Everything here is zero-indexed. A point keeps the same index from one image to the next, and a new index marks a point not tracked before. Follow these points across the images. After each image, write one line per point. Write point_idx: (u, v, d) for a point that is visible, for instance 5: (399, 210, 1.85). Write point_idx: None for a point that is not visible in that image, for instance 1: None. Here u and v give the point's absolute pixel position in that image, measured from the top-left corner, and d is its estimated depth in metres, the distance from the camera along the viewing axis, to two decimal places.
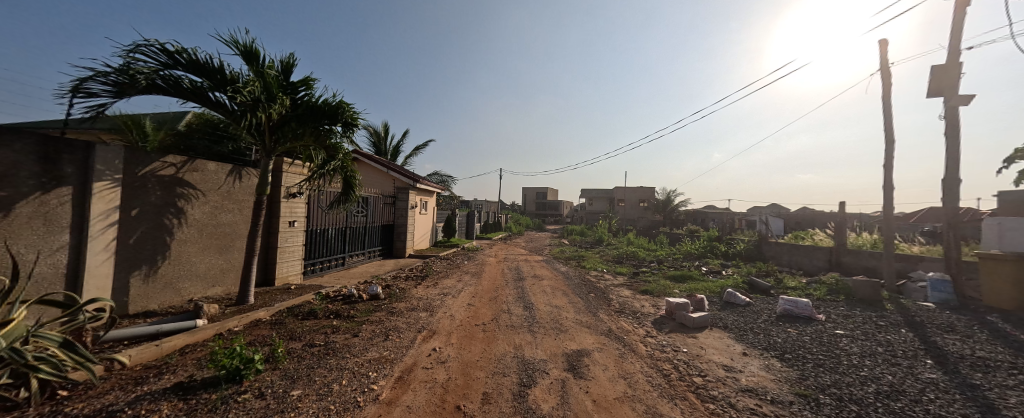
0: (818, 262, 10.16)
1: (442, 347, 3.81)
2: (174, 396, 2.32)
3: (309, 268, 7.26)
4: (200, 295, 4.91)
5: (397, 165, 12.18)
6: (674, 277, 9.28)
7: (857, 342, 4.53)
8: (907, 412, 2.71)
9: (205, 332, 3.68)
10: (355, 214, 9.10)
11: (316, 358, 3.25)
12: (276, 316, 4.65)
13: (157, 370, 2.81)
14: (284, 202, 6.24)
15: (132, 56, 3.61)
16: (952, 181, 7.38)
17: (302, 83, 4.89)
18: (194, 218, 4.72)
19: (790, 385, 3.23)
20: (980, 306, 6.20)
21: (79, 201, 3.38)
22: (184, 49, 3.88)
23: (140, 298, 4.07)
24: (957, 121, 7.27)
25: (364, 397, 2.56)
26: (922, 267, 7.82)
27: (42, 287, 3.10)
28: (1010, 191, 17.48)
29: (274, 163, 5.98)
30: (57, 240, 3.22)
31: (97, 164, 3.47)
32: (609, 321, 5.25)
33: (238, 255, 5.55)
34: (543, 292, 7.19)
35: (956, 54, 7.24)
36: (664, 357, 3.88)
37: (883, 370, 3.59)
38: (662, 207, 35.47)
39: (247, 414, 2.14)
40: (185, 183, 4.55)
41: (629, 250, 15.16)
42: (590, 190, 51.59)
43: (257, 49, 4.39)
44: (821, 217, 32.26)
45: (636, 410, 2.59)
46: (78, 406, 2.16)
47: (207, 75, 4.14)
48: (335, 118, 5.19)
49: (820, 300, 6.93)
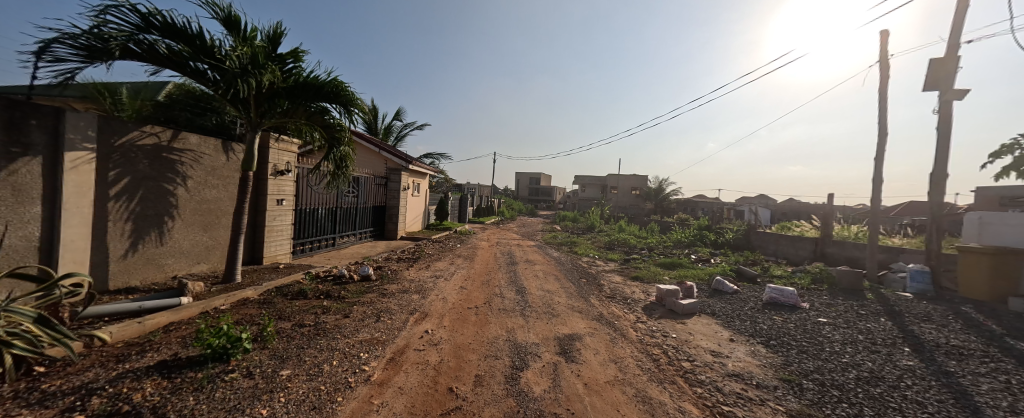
0: (803, 252, 10.39)
1: (434, 329, 3.79)
2: (157, 375, 2.25)
3: (298, 248, 7.14)
4: (184, 272, 4.78)
5: (389, 145, 11.90)
6: (664, 265, 9.41)
7: (839, 330, 4.66)
8: (886, 397, 2.80)
9: (190, 310, 3.60)
10: (346, 194, 8.93)
11: (306, 338, 3.20)
12: (264, 295, 4.56)
13: (139, 347, 2.73)
14: (272, 180, 6.05)
15: (102, 17, 3.34)
16: (940, 175, 7.51)
17: (291, 55, 4.64)
18: (175, 193, 4.53)
19: (775, 370, 3.31)
20: (956, 297, 6.40)
21: (50, 172, 3.20)
22: (158, 11, 3.61)
23: (121, 274, 3.95)
24: (950, 114, 7.34)
25: (355, 378, 2.54)
26: (903, 258, 8.04)
27: (14, 260, 2.97)
28: (989, 187, 17.90)
29: (261, 137, 5.77)
30: (28, 212, 3.05)
31: (69, 132, 3.27)
32: (600, 306, 5.30)
33: (224, 233, 5.40)
34: (535, 277, 7.22)
35: (955, 48, 7.23)
36: (653, 342, 3.93)
37: (864, 357, 3.70)
38: (653, 195, 36.03)
39: (235, 393, 2.10)
40: (167, 155, 4.35)
41: (621, 237, 15.29)
42: (583, 176, 51.47)
43: (238, 15, 4.13)
44: (809, 208, 33.00)
45: (627, 393, 2.63)
46: (56, 383, 2.09)
47: (185, 41, 3.88)
48: (325, 92, 4.94)
49: (805, 289, 7.13)
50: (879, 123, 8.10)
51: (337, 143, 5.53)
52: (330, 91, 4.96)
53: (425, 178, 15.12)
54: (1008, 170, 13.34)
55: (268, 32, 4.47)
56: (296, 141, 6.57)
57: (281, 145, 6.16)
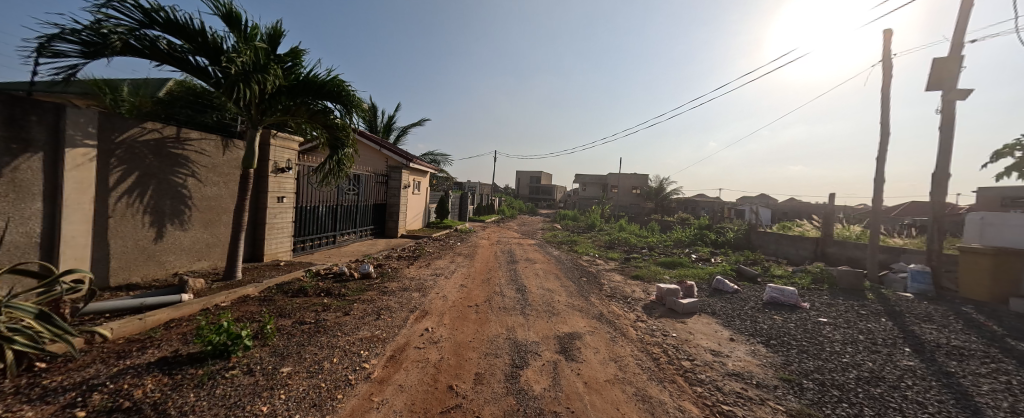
0: (804, 251, 10.36)
1: (434, 327, 3.79)
2: (158, 371, 2.26)
3: (299, 245, 7.14)
4: (186, 269, 4.79)
5: (389, 142, 11.88)
6: (664, 264, 9.39)
7: (839, 330, 4.66)
8: (886, 397, 2.80)
9: (190, 307, 3.60)
10: (347, 192, 8.93)
11: (306, 335, 3.20)
12: (264, 292, 4.57)
13: (140, 344, 2.74)
14: (272, 177, 6.04)
15: (104, 12, 3.33)
16: (942, 175, 7.47)
17: (291, 53, 4.63)
18: (177, 190, 4.54)
19: (775, 370, 3.31)
20: (957, 297, 6.39)
21: (51, 168, 3.20)
22: (161, 7, 3.59)
23: (122, 270, 3.96)
24: (952, 114, 7.32)
25: (355, 375, 2.54)
26: (905, 258, 8.02)
27: (15, 256, 2.98)
28: (990, 188, 17.82)
29: (262, 134, 5.76)
30: (29, 208, 3.05)
31: (69, 128, 3.26)
32: (600, 305, 5.29)
33: (224, 230, 5.40)
34: (535, 275, 7.20)
35: (958, 47, 7.19)
36: (653, 341, 3.93)
37: (864, 358, 3.69)
38: (654, 194, 36.02)
39: (236, 390, 2.11)
40: (167, 152, 4.35)
41: (621, 236, 15.26)
42: (584, 176, 51.40)
43: (240, 13, 4.12)
44: (810, 208, 32.92)
45: (627, 392, 2.63)
46: (56, 379, 2.09)
47: (186, 38, 3.87)
48: (326, 91, 4.94)
49: (805, 289, 7.13)
50: (881, 123, 8.07)
51: (339, 144, 5.61)
52: (331, 91, 4.96)
53: (425, 177, 15.11)
54: (1010, 170, 13.29)
55: (269, 30, 4.46)
56: (297, 138, 6.56)
57: (281, 143, 6.15)
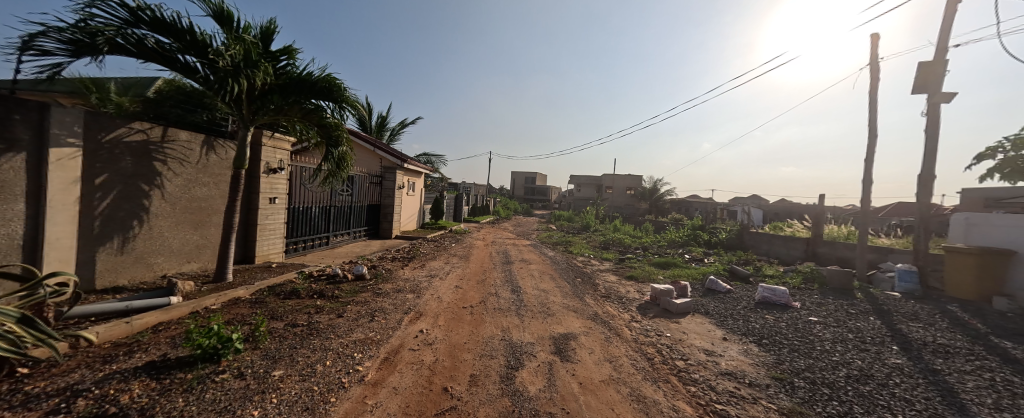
0: (795, 251, 10.52)
1: (429, 329, 3.77)
2: (145, 376, 2.21)
3: (291, 247, 7.06)
4: (175, 271, 4.70)
5: (383, 143, 11.81)
6: (658, 264, 9.47)
7: (829, 328, 4.73)
8: (875, 395, 2.85)
9: (179, 310, 3.54)
10: (341, 193, 8.86)
11: (298, 338, 3.17)
12: (256, 295, 4.50)
13: (127, 348, 2.68)
14: (264, 178, 5.97)
15: (89, 10, 3.27)
16: (928, 176, 7.64)
17: (283, 51, 4.58)
18: (166, 191, 4.47)
19: (767, 369, 3.35)
20: (943, 296, 6.53)
21: (36, 169, 3.13)
22: (147, 5, 3.53)
23: (108, 273, 3.88)
24: (938, 116, 7.48)
25: (349, 378, 2.51)
26: (892, 258, 8.18)
27: None
28: (973, 190, 18.30)
29: (253, 134, 5.69)
30: (12, 210, 2.98)
31: (52, 127, 3.19)
32: (595, 306, 5.31)
33: (215, 231, 5.32)
34: (531, 276, 7.22)
35: (943, 52, 7.37)
36: (648, 341, 3.96)
37: (853, 356, 3.76)
38: (648, 195, 36.33)
39: (226, 394, 2.07)
40: (156, 152, 4.28)
41: (616, 236, 15.36)
42: (579, 177, 51.62)
43: (230, 11, 4.07)
44: (800, 209, 33.50)
45: (621, 392, 2.63)
46: (39, 385, 2.04)
47: (174, 36, 3.81)
48: (319, 88, 4.87)
49: (797, 288, 7.23)
50: (869, 124, 8.23)
51: (334, 143, 5.50)
52: (324, 86, 4.88)
53: (420, 178, 15.06)
54: (992, 172, 13.63)
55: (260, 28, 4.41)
56: (289, 138, 6.50)
57: (273, 143, 6.09)
